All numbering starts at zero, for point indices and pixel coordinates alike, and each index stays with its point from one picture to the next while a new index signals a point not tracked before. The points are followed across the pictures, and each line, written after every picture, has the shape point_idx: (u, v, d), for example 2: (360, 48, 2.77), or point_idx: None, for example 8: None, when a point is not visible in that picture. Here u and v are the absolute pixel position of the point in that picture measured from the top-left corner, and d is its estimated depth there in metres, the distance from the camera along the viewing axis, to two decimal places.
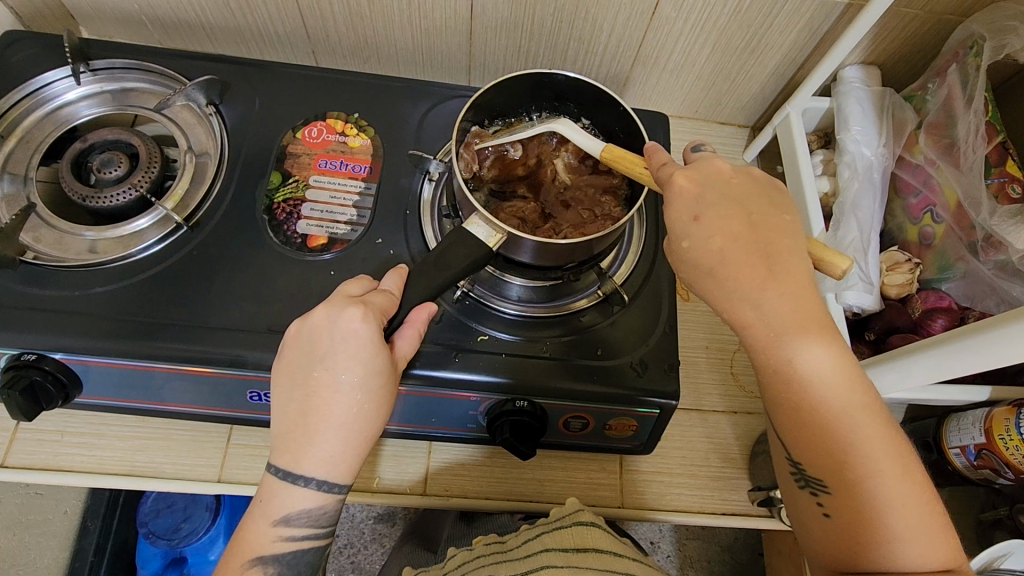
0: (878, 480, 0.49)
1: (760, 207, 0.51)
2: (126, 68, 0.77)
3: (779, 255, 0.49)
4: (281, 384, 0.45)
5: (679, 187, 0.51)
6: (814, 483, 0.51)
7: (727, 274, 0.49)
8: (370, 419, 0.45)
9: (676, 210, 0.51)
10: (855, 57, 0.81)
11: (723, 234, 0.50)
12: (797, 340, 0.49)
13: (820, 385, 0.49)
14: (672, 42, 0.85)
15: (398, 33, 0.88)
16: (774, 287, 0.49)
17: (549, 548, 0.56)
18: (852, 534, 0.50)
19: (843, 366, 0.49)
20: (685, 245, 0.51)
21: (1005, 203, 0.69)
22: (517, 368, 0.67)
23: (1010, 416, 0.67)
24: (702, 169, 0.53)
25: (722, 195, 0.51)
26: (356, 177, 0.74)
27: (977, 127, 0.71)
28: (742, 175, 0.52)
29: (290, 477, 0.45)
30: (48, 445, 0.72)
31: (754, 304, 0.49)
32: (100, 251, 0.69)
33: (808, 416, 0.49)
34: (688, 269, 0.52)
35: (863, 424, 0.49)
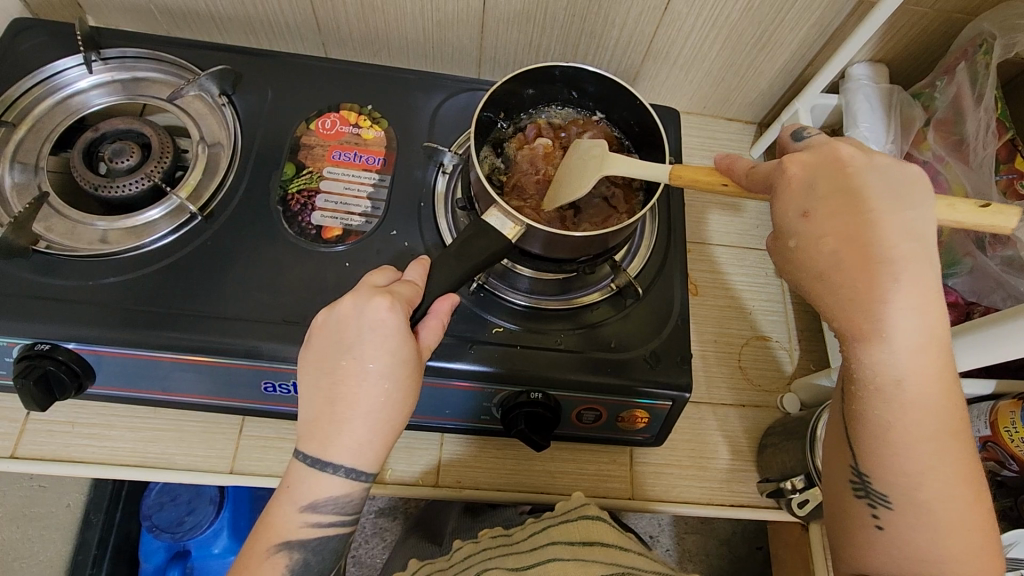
0: (946, 504, 0.49)
1: (888, 207, 0.48)
2: (137, 58, 0.76)
3: (902, 261, 0.47)
4: (309, 373, 0.46)
5: (791, 179, 0.51)
6: (876, 496, 0.51)
7: (840, 275, 0.48)
8: (398, 407, 0.46)
9: (787, 206, 0.50)
10: (864, 54, 0.81)
11: (838, 234, 0.48)
12: (905, 355, 0.47)
13: (919, 404, 0.48)
14: (682, 38, 0.86)
15: (409, 25, 0.88)
16: (897, 295, 0.47)
17: (555, 541, 0.56)
18: (903, 549, 0.50)
19: (943, 388, 0.48)
20: (793, 243, 0.50)
21: (1012, 199, 0.70)
22: (531, 359, 0.67)
23: (1015, 409, 0.68)
24: (822, 164, 0.50)
25: (841, 191, 0.49)
26: (370, 169, 0.74)
27: (986, 123, 0.72)
28: (864, 169, 0.49)
29: (317, 465, 0.45)
30: (59, 436, 0.71)
31: (866, 308, 0.47)
32: (112, 242, 0.69)
33: (893, 432, 0.49)
34: (794, 267, 0.51)
35: (946, 449, 0.49)
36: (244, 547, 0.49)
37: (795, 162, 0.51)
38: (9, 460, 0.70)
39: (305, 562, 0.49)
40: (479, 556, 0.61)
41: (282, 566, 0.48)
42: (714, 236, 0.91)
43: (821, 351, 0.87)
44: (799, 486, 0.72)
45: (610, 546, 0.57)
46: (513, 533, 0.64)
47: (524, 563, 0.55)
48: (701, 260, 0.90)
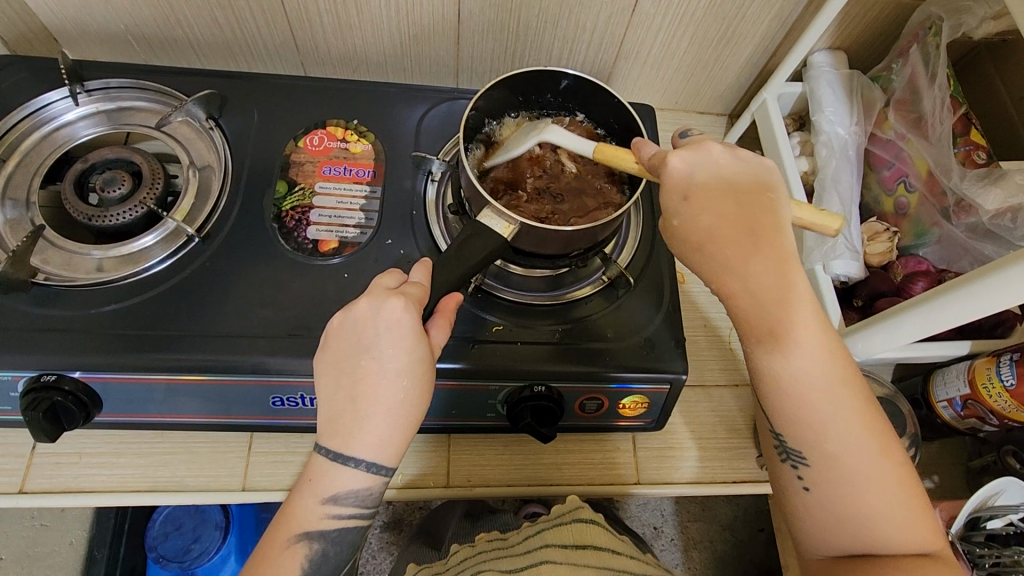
0: (856, 455, 0.54)
1: (750, 186, 0.53)
2: (122, 87, 0.77)
3: (764, 234, 0.52)
4: (328, 373, 0.47)
5: (671, 166, 0.54)
6: (795, 455, 0.56)
7: (714, 250, 0.53)
8: (416, 403, 0.47)
9: (669, 191, 0.54)
10: (822, 42, 0.86)
11: (711, 212, 0.53)
12: (781, 317, 0.53)
13: (808, 361, 0.53)
14: (651, 37, 0.89)
15: (386, 40, 0.90)
16: (765, 262, 0.52)
17: (549, 544, 0.59)
18: (827, 503, 0.55)
19: (826, 345, 0.54)
20: (676, 223, 0.54)
21: (971, 168, 0.74)
22: (534, 355, 0.70)
23: (991, 366, 0.71)
24: (694, 151, 0.54)
25: (709, 176, 0.53)
26: (361, 182, 0.75)
27: (941, 100, 0.76)
28: (729, 153, 0.54)
29: (339, 460, 0.47)
30: (68, 468, 0.71)
31: (739, 276, 0.53)
32: (108, 270, 0.69)
33: (790, 391, 0.54)
34: (677, 243, 0.55)
35: (842, 402, 0.54)
36: (263, 537, 0.50)
37: (675, 152, 0.54)
38: (19, 495, 0.69)
39: (324, 555, 0.50)
40: (476, 559, 0.64)
41: (302, 555, 0.49)
42: None
43: None
44: None
45: (604, 548, 0.60)
46: (508, 536, 0.67)
47: (518, 566, 0.58)
48: None
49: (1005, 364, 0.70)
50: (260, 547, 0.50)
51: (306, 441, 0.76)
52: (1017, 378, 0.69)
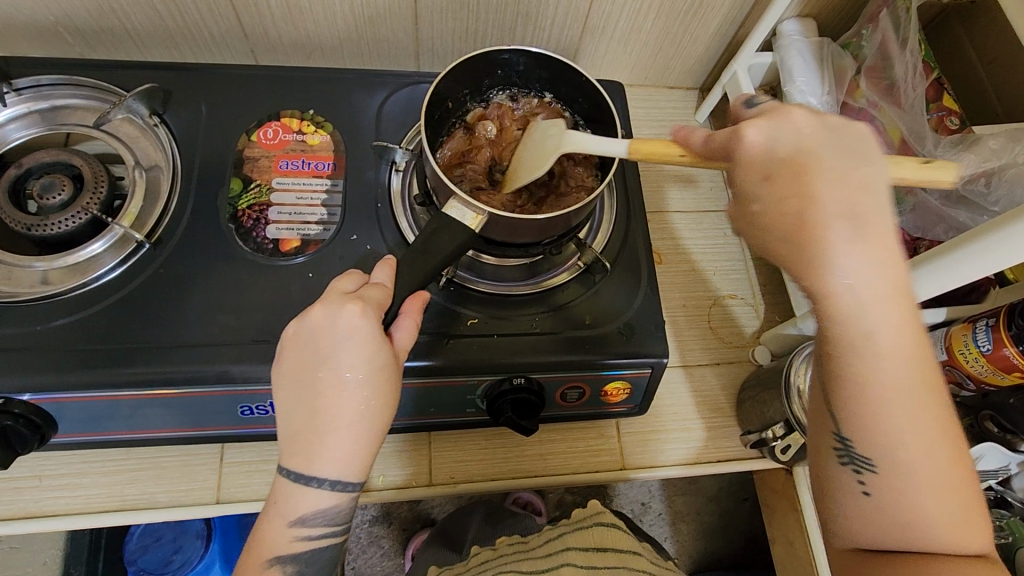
0: (929, 465, 0.48)
1: (842, 163, 0.47)
2: (54, 85, 0.72)
3: (864, 214, 0.46)
4: (286, 388, 0.43)
5: (750, 142, 0.49)
6: (860, 461, 0.50)
7: (800, 236, 0.46)
8: (381, 414, 0.44)
9: (748, 172, 0.49)
10: (792, 10, 0.84)
11: (797, 194, 0.47)
12: (878, 309, 0.46)
13: (897, 362, 0.47)
14: (617, 11, 0.86)
15: (340, 23, 0.85)
16: (861, 247, 0.45)
17: (571, 548, 0.63)
18: (888, 512, 0.50)
19: (920, 341, 0.47)
20: (757, 208, 0.49)
21: (944, 135, 0.75)
22: (510, 348, 0.68)
23: (967, 333, 0.71)
24: (775, 124, 0.49)
25: (798, 152, 0.48)
26: (321, 175, 0.72)
27: (913, 66, 0.75)
28: (819, 124, 0.49)
29: (303, 481, 0.43)
30: (27, 492, 0.68)
31: (829, 265, 0.46)
32: (55, 282, 0.65)
33: (868, 393, 0.47)
34: (755, 230, 0.50)
35: (926, 406, 0.47)
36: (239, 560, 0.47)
37: (752, 125, 0.49)
38: None
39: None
40: (498, 560, 0.68)
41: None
42: (668, 203, 0.94)
43: (785, 301, 0.89)
44: (780, 433, 0.74)
45: (623, 551, 0.64)
46: (528, 540, 0.72)
47: (542, 565, 0.62)
48: (661, 228, 0.91)
49: (981, 330, 0.70)
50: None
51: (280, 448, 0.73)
52: (992, 343, 0.69)
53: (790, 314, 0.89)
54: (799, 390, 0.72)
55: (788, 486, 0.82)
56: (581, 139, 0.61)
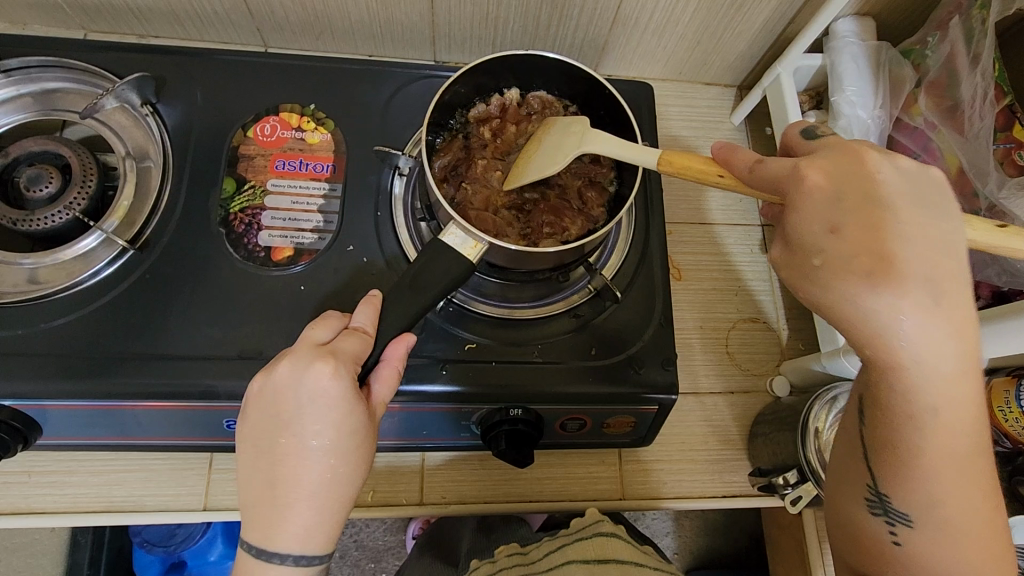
0: (969, 523, 0.46)
1: (915, 218, 0.41)
2: (43, 67, 0.68)
3: (941, 282, 0.40)
4: (246, 454, 0.39)
5: (812, 183, 0.42)
6: (896, 513, 0.48)
7: (869, 298, 0.40)
8: (350, 483, 0.40)
9: (809, 218, 0.42)
10: (849, 8, 0.75)
11: (869, 251, 0.40)
12: (945, 383, 0.42)
13: (954, 426, 0.43)
14: (653, 2, 0.78)
15: (351, 4, 0.78)
16: (929, 317, 0.40)
17: (570, 562, 0.57)
18: (923, 564, 0.48)
19: (980, 410, 0.43)
20: (816, 261, 0.41)
21: (1010, 171, 0.64)
22: (507, 376, 0.64)
23: (1009, 388, 0.65)
24: (846, 168, 0.42)
25: (868, 202, 0.41)
26: (319, 178, 0.67)
27: (983, 90, 0.66)
28: (891, 171, 0.42)
29: (263, 557, 0.39)
30: (16, 488, 0.67)
31: (897, 335, 0.40)
32: (41, 281, 0.63)
33: (917, 454, 0.44)
34: (814, 286, 0.42)
35: (973, 469, 0.44)
36: None
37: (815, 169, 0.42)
38: None
39: None
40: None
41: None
42: (693, 215, 0.87)
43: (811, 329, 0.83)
44: (792, 481, 0.69)
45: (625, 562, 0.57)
46: (529, 553, 0.65)
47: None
48: (684, 242, 0.86)
49: None
50: None
51: None
52: None
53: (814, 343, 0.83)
54: (817, 432, 0.67)
55: (794, 525, 0.79)
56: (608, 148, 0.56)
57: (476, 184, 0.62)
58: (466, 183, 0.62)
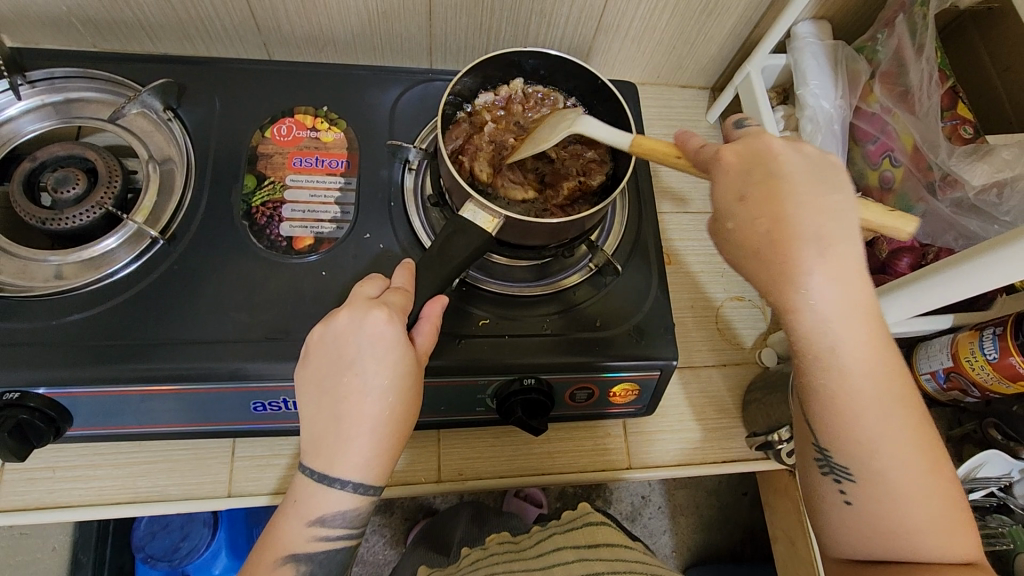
0: (903, 472, 0.49)
1: (812, 188, 0.48)
2: (68, 77, 0.72)
3: (830, 238, 0.47)
4: (309, 392, 0.45)
5: (725, 162, 0.51)
6: (840, 470, 0.51)
7: (770, 254, 0.47)
8: (403, 421, 0.46)
9: (724, 191, 0.50)
10: (807, 12, 0.84)
11: (770, 215, 0.47)
12: (841, 327, 0.47)
13: (862, 372, 0.48)
14: (632, 11, 0.86)
15: (354, 18, 0.84)
16: (828, 266, 0.46)
17: (562, 547, 0.62)
18: (870, 519, 0.50)
19: (887, 357, 0.48)
20: (730, 226, 0.50)
21: (958, 144, 0.74)
22: (520, 349, 0.68)
23: (974, 340, 0.72)
24: (751, 149, 0.51)
25: (771, 173, 0.49)
26: (334, 173, 0.72)
27: (929, 73, 0.75)
28: (789, 150, 0.50)
29: (326, 482, 0.45)
30: (41, 484, 0.69)
31: (802, 287, 0.47)
32: (67, 277, 0.65)
33: (836, 404, 0.49)
34: (733, 249, 0.50)
35: (895, 418, 0.49)
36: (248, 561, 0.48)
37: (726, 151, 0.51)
38: None
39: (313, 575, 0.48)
40: (488, 560, 0.65)
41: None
42: (679, 205, 0.93)
43: None
44: (787, 437, 0.75)
45: (614, 544, 0.62)
46: (520, 541, 0.70)
47: (534, 568, 0.60)
48: (672, 229, 0.92)
49: (988, 338, 0.70)
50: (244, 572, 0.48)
51: (291, 442, 0.74)
52: (999, 351, 0.69)
53: None
54: None
55: (790, 487, 0.83)
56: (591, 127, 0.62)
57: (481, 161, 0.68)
58: (472, 159, 0.68)
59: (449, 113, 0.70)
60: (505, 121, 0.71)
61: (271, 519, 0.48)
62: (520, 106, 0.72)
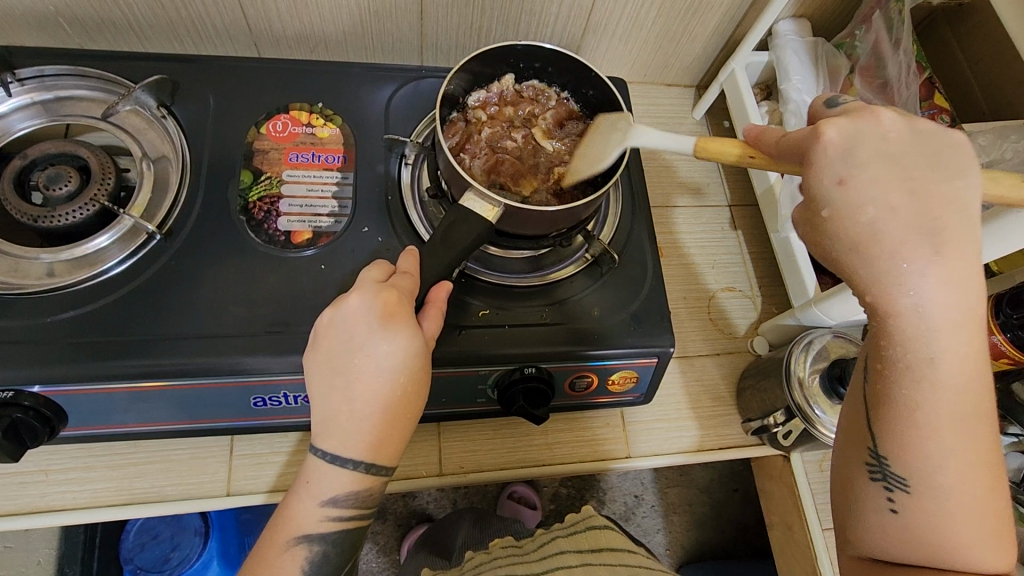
0: (968, 491, 0.46)
1: (937, 177, 0.45)
2: (58, 75, 0.72)
3: (944, 234, 0.44)
4: (324, 374, 0.50)
5: (828, 141, 0.46)
6: (893, 478, 0.48)
7: (890, 238, 0.45)
8: (409, 400, 0.51)
9: (822, 169, 0.46)
10: (787, 11, 0.87)
11: (879, 202, 0.45)
12: (949, 333, 0.45)
13: (953, 382, 0.45)
14: (619, 10, 0.88)
15: (345, 18, 0.84)
16: (944, 261, 0.44)
17: (565, 550, 0.62)
18: (920, 533, 0.47)
19: (983, 377, 0.46)
20: (826, 211, 0.46)
21: (936, 131, 0.77)
22: (520, 338, 0.69)
23: None
24: (858, 127, 0.46)
25: (876, 153, 0.46)
26: (331, 168, 0.72)
27: (907, 66, 0.77)
28: (901, 132, 0.47)
29: (337, 460, 0.50)
30: (33, 487, 0.67)
31: (909, 284, 0.44)
32: (59, 275, 0.64)
33: (914, 413, 0.46)
34: (831, 233, 0.47)
35: (973, 438, 0.46)
36: (262, 539, 0.53)
37: (832, 124, 0.47)
38: None
39: (324, 556, 0.53)
40: (492, 563, 0.65)
41: (301, 557, 0.52)
42: (669, 198, 0.95)
43: (781, 293, 0.92)
44: (781, 420, 0.77)
45: (618, 550, 0.63)
46: (523, 544, 0.69)
47: (535, 569, 0.60)
48: (663, 222, 0.93)
49: None
50: (259, 547, 0.53)
51: (290, 439, 0.74)
52: (981, 330, 0.72)
53: (786, 306, 0.92)
54: (799, 378, 0.74)
55: (785, 472, 0.85)
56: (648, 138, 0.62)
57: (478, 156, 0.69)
58: (469, 155, 0.69)
59: (445, 110, 0.71)
60: (499, 117, 0.72)
61: (285, 497, 0.54)
62: (515, 103, 0.74)
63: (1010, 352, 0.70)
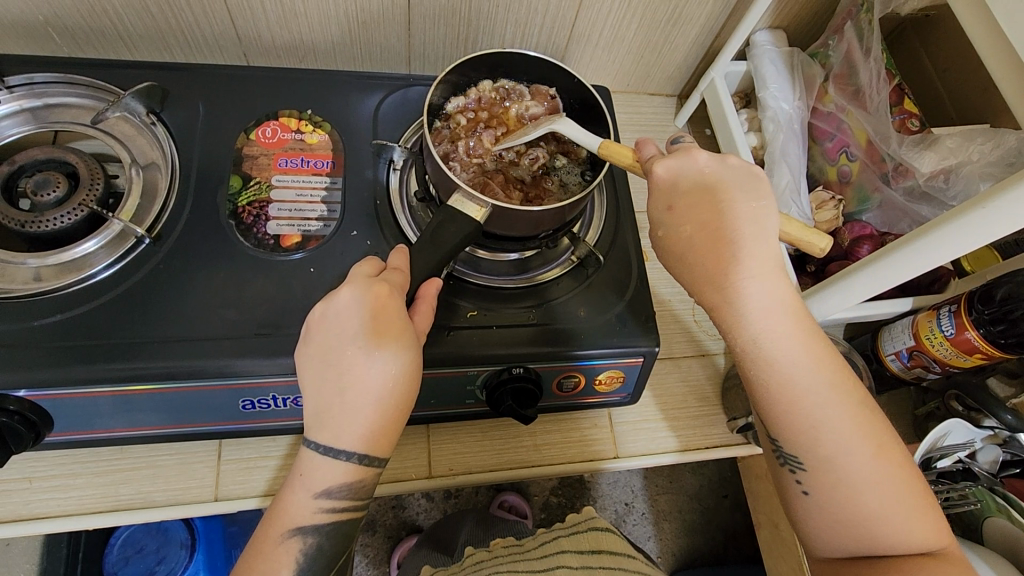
0: (853, 458, 0.52)
1: (729, 196, 0.53)
2: (48, 83, 0.72)
3: (745, 243, 0.52)
4: (317, 366, 0.51)
5: (657, 176, 0.55)
6: (792, 459, 0.55)
7: (691, 258, 0.54)
8: (402, 393, 0.51)
9: (656, 199, 0.56)
10: (764, 22, 0.90)
11: (688, 222, 0.53)
12: (766, 324, 0.52)
13: (796, 367, 0.52)
14: (602, 21, 0.90)
15: (333, 28, 0.86)
16: (743, 267, 0.52)
17: (565, 551, 0.62)
18: (829, 505, 0.53)
19: (823, 354, 0.53)
20: (662, 233, 0.55)
21: (906, 134, 0.80)
22: (507, 339, 0.69)
23: (932, 318, 0.77)
24: (681, 161, 0.55)
25: (695, 184, 0.54)
26: (320, 173, 0.73)
27: (877, 72, 0.80)
28: (718, 161, 0.55)
29: (331, 452, 0.51)
30: (17, 495, 0.66)
31: (719, 288, 0.53)
32: (45, 280, 0.64)
33: (778, 400, 0.53)
34: (665, 253, 0.56)
35: (836, 408, 0.52)
36: (257, 533, 0.53)
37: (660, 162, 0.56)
38: None
39: (318, 549, 0.53)
40: (493, 561, 0.66)
41: (296, 550, 0.53)
42: None
43: None
44: None
45: (619, 552, 0.63)
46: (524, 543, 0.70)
47: (537, 568, 0.60)
48: (647, 227, 0.95)
49: (944, 316, 0.75)
50: (254, 541, 0.53)
51: (279, 443, 0.73)
52: (955, 326, 0.74)
53: None
54: None
55: None
56: (567, 129, 0.67)
57: (465, 164, 0.71)
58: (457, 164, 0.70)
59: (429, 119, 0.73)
60: (479, 124, 0.74)
61: (278, 492, 0.54)
62: (488, 108, 0.75)
63: (984, 348, 0.72)
